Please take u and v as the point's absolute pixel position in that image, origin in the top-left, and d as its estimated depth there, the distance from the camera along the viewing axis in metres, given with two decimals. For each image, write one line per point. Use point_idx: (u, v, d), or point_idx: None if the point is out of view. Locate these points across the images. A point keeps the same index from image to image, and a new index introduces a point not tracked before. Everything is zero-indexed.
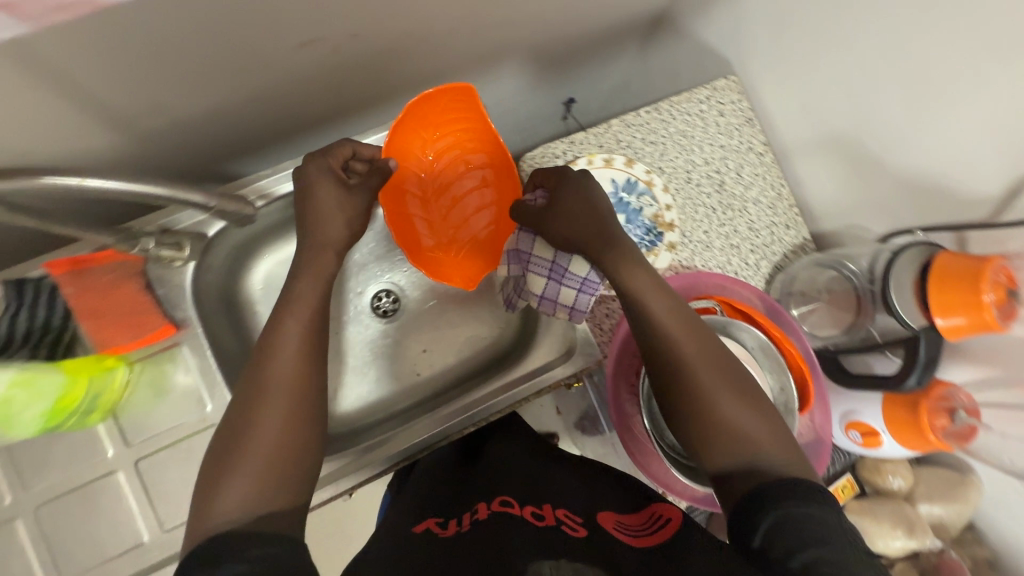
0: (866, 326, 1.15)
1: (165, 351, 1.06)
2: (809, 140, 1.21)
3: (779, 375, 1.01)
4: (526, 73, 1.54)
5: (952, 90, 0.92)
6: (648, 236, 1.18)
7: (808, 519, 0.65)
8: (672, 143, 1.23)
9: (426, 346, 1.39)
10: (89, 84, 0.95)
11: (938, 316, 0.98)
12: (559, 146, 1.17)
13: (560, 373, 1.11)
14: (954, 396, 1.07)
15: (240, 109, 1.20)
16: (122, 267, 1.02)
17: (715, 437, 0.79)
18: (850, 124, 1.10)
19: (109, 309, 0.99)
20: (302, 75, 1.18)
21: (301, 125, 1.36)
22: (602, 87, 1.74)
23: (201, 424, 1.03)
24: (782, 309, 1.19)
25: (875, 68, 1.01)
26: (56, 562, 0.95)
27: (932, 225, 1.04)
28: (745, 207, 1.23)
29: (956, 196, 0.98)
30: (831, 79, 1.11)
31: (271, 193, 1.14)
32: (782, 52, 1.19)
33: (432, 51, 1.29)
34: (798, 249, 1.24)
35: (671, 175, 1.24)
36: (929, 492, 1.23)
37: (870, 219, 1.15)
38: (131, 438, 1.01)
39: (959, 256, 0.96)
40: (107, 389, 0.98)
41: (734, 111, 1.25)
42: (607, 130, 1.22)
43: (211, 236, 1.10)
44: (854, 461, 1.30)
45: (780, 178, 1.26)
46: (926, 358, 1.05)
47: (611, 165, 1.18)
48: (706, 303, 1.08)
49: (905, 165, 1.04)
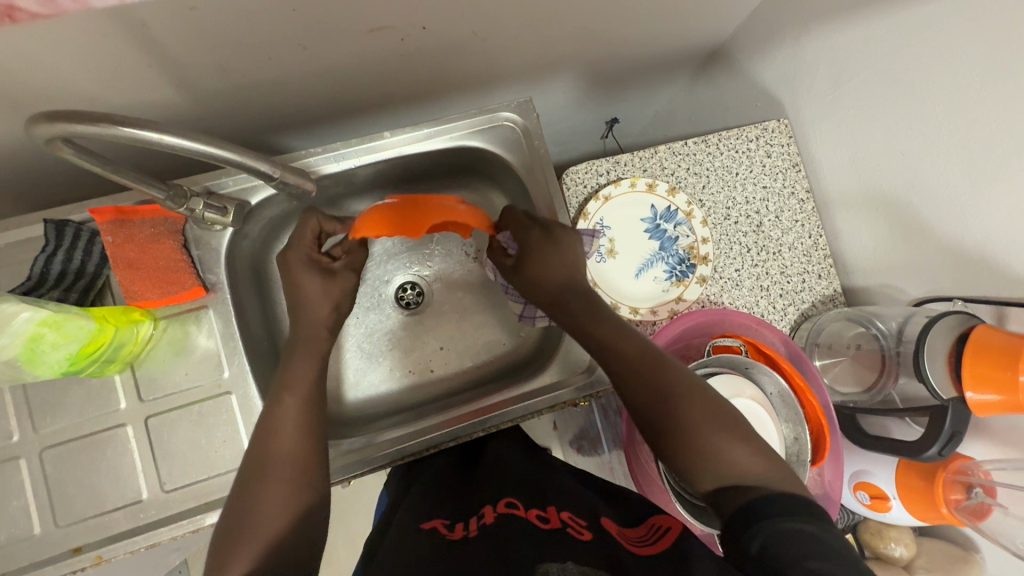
0: (888, 389, 1.14)
1: (192, 312, 1.07)
2: (857, 195, 1.19)
3: (795, 425, 1.07)
4: (580, 86, 1.58)
5: (1007, 165, 0.88)
6: (681, 266, 1.27)
7: (802, 532, 0.68)
8: (716, 178, 1.30)
9: (442, 344, 1.38)
10: (162, 42, 0.91)
11: (970, 389, 0.92)
12: (604, 165, 1.27)
13: (570, 391, 1.15)
14: (972, 472, 1.00)
15: (304, 83, 1.15)
16: (165, 223, 1.06)
17: (705, 464, 0.83)
18: (903, 185, 1.07)
19: (148, 263, 1.02)
20: (371, 58, 1.14)
21: (363, 105, 1.32)
22: (647, 109, 1.87)
23: (216, 389, 1.05)
24: (805, 356, 1.19)
25: (943, 133, 0.97)
26: (53, 508, 0.96)
27: (973, 297, 0.99)
28: (780, 251, 1.29)
29: (1002, 274, 0.93)
30: (894, 138, 1.07)
31: (315, 171, 1.20)
32: (843, 102, 1.16)
33: (497, 50, 1.25)
34: (826, 301, 1.28)
35: (711, 209, 1.30)
36: (929, 564, 1.17)
37: (908, 282, 1.12)
38: (145, 394, 1.02)
39: (996, 330, 0.91)
40: (131, 341, 0.99)
41: (781, 154, 1.31)
42: (654, 155, 1.30)
43: (254, 204, 1.14)
44: (858, 523, 1.28)
45: (818, 228, 1.30)
46: (951, 431, 0.98)
47: (653, 191, 1.27)
48: (729, 342, 1.13)
49: (952, 234, 1.00)
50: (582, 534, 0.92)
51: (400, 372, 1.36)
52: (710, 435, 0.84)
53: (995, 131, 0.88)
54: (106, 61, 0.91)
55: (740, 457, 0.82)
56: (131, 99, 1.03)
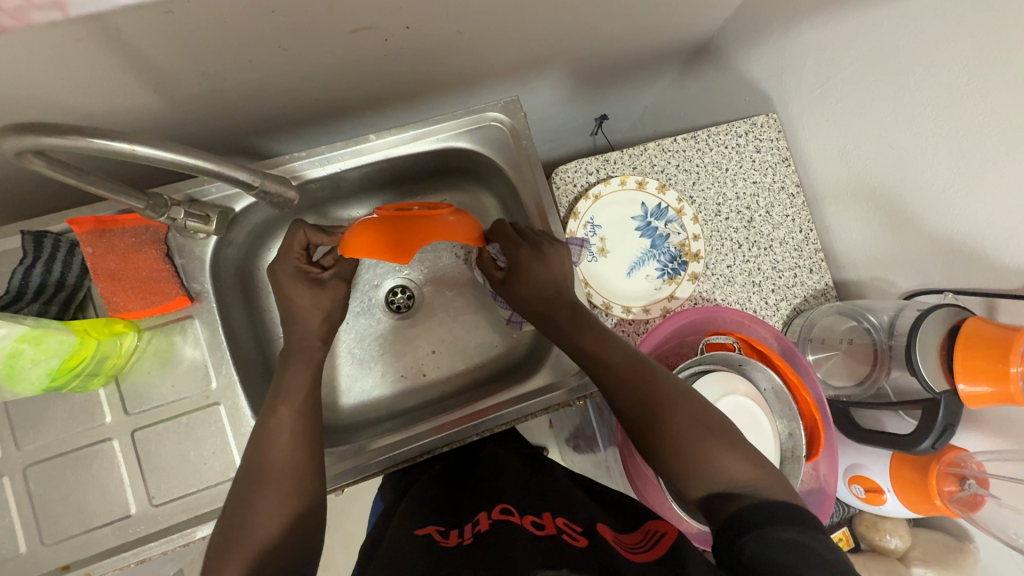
0: (880, 382, 1.12)
1: (177, 322, 1.04)
2: (846, 188, 1.18)
3: (789, 420, 1.06)
4: (566, 84, 1.55)
5: (996, 155, 0.87)
6: (672, 263, 1.25)
7: (792, 541, 0.68)
8: (706, 174, 1.27)
9: (434, 347, 1.36)
10: (139, 48, 0.88)
11: (961, 381, 0.91)
12: (593, 163, 1.24)
13: (562, 394, 1.13)
14: (965, 463, 0.98)
15: (285, 85, 1.12)
16: (147, 232, 1.02)
17: (692, 473, 0.81)
18: (891, 178, 1.06)
19: (129, 274, 0.98)
20: (354, 59, 1.10)
21: (347, 107, 1.29)
22: (635, 107, 1.86)
23: (204, 400, 1.02)
24: (798, 351, 1.18)
25: (930, 125, 0.96)
26: (39, 527, 0.93)
27: (963, 289, 0.98)
28: (771, 246, 1.27)
29: (992, 266, 0.92)
30: (881, 131, 1.06)
31: (299, 176, 1.17)
32: (829, 95, 1.15)
33: (482, 49, 1.22)
34: (819, 295, 1.27)
35: (702, 206, 1.28)
36: (924, 556, 1.13)
37: (899, 275, 1.10)
38: (131, 407, 0.99)
39: (988, 322, 0.90)
40: (115, 353, 0.96)
41: (771, 149, 1.29)
42: (643, 152, 1.27)
43: (237, 211, 1.11)
44: (854, 516, 1.24)
45: (809, 222, 1.29)
46: (943, 424, 0.97)
47: (643, 188, 1.24)
48: (723, 339, 1.11)
49: (940, 227, 0.99)
50: (577, 541, 0.90)
51: (393, 377, 1.33)
52: (700, 443, 0.82)
53: (987, 121, 0.86)
54: (78, 66, 0.86)
55: (728, 465, 0.80)
56: (108, 105, 0.99)
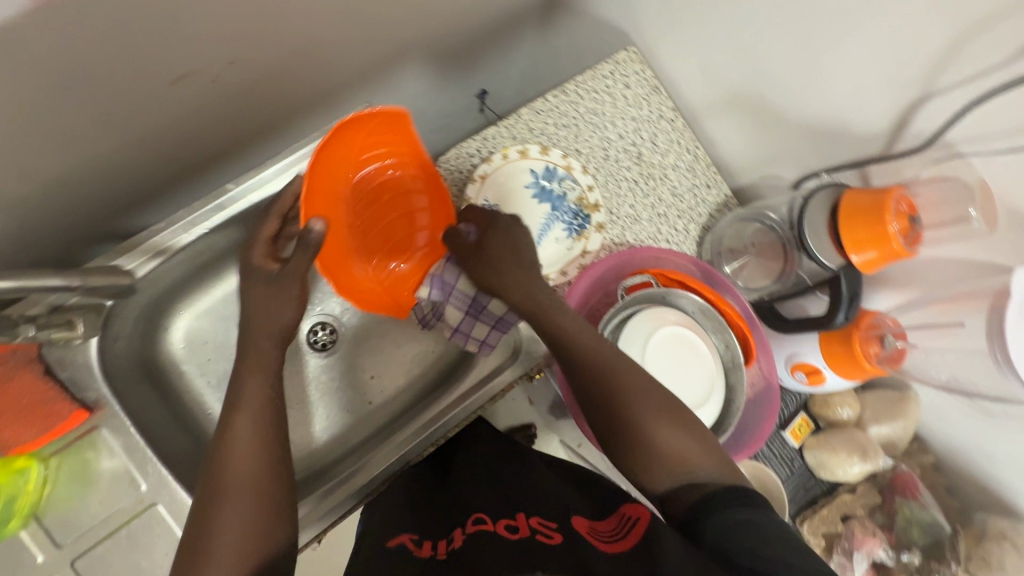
0: (795, 272, 1.05)
1: (84, 437, 0.91)
2: (714, 102, 1.14)
3: (722, 332, 1.01)
4: (428, 77, 1.37)
5: (834, 27, 0.88)
6: (576, 221, 1.05)
7: (750, 522, 0.68)
8: (583, 121, 1.07)
9: (374, 372, 1.20)
10: None
11: (852, 253, 0.92)
12: (472, 144, 1.03)
13: (511, 374, 1.01)
14: (882, 323, 1.04)
15: (111, 163, 0.95)
16: (15, 355, 0.87)
17: (653, 463, 0.79)
18: (750, 77, 1.05)
19: (7, 406, 0.85)
20: (182, 111, 0.95)
21: (190, 166, 1.09)
22: (512, 74, 1.52)
23: (140, 505, 0.89)
24: (715, 270, 1.10)
25: (765, 16, 0.96)
26: None
27: (837, 165, 1.00)
28: (666, 174, 1.11)
29: (854, 135, 0.95)
30: (729, 34, 1.03)
31: (167, 251, 0.95)
32: (668, 15, 1.12)
33: (323, 68, 1.09)
34: (722, 207, 1.14)
35: (589, 155, 1.09)
36: (875, 415, 1.17)
37: (782, 167, 1.10)
38: (61, 538, 0.86)
39: (861, 191, 0.91)
40: (21, 492, 0.85)
41: (640, 79, 1.11)
42: (516, 119, 1.05)
43: (113, 304, 0.93)
44: (805, 398, 1.21)
45: (694, 141, 1.15)
46: (850, 293, 0.98)
47: (526, 156, 1.02)
48: (642, 279, 0.99)
49: (805, 112, 1.00)
50: (552, 538, 0.76)
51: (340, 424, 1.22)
52: (644, 422, 0.82)
53: None
54: None
55: (674, 442, 0.80)
56: None
